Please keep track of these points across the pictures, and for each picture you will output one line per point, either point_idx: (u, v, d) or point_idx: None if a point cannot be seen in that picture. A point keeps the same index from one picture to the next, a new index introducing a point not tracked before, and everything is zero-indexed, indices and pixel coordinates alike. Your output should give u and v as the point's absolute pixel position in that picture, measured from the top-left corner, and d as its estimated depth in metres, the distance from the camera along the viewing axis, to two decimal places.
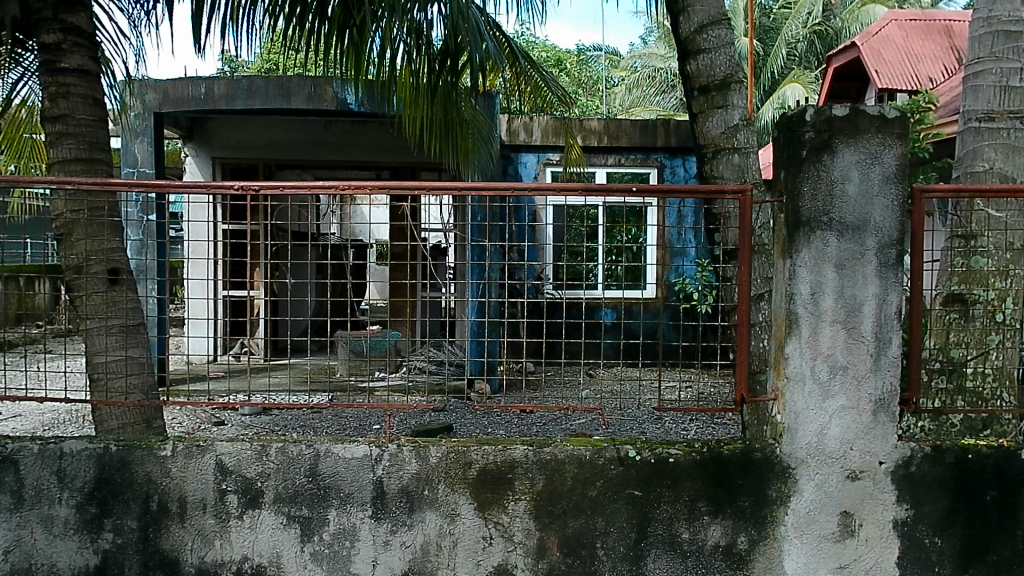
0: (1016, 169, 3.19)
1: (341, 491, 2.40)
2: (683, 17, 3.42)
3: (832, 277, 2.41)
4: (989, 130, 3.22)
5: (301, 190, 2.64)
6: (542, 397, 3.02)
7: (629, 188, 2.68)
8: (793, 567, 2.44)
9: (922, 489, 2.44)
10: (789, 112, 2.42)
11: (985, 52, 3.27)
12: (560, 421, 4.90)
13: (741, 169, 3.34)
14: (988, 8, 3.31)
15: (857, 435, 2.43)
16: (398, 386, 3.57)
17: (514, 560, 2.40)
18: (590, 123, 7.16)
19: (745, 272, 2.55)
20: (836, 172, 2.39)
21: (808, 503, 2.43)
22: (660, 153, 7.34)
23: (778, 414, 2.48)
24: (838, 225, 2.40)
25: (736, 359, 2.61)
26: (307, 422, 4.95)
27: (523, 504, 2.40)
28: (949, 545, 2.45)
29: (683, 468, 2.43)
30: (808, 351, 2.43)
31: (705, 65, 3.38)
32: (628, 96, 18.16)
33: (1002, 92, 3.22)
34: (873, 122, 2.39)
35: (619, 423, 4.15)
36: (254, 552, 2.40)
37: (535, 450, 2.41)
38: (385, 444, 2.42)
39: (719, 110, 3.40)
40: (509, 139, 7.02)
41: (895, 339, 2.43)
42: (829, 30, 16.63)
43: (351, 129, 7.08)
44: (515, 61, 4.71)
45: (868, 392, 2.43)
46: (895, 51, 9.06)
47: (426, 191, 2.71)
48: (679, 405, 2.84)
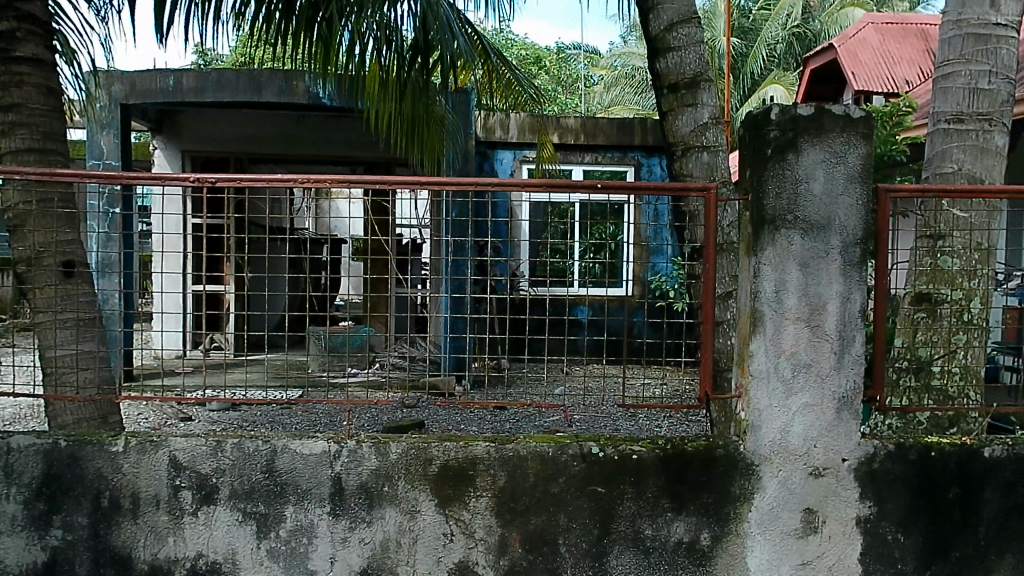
0: (984, 170, 3.24)
1: (299, 488, 2.39)
2: (653, 15, 3.42)
3: (796, 276, 2.43)
4: (958, 132, 3.27)
5: (260, 182, 2.56)
6: (515, 393, 3.03)
7: (594, 185, 2.67)
8: (756, 563, 2.46)
9: (886, 486, 2.47)
10: (753, 111, 2.43)
11: (955, 54, 3.31)
12: (534, 418, 4.86)
13: (710, 168, 3.37)
14: (959, 10, 3.33)
15: (821, 432, 2.45)
16: (370, 382, 3.54)
17: (475, 557, 2.40)
18: (567, 121, 7.16)
19: (710, 270, 2.56)
20: (801, 170, 2.41)
21: (771, 500, 2.46)
22: (638, 152, 7.37)
23: (743, 411, 2.50)
24: (803, 224, 2.42)
25: (701, 356, 2.62)
26: (276, 419, 4.94)
27: (485, 501, 2.40)
28: (911, 542, 2.48)
29: (646, 465, 2.44)
30: (771, 349, 2.45)
31: (675, 63, 3.39)
32: (606, 95, 18.20)
33: (970, 94, 3.26)
34: (837, 121, 2.41)
35: (593, 420, 4.25)
36: (209, 549, 2.39)
37: (497, 446, 2.41)
38: (344, 440, 2.41)
39: (689, 108, 3.42)
40: (485, 135, 7.03)
41: (858, 337, 2.46)
42: (808, 33, 16.76)
43: (323, 124, 7.03)
44: (487, 58, 4.70)
45: (831, 390, 2.45)
46: (871, 54, 9.15)
47: (392, 184, 2.70)
48: (647, 402, 2.86)
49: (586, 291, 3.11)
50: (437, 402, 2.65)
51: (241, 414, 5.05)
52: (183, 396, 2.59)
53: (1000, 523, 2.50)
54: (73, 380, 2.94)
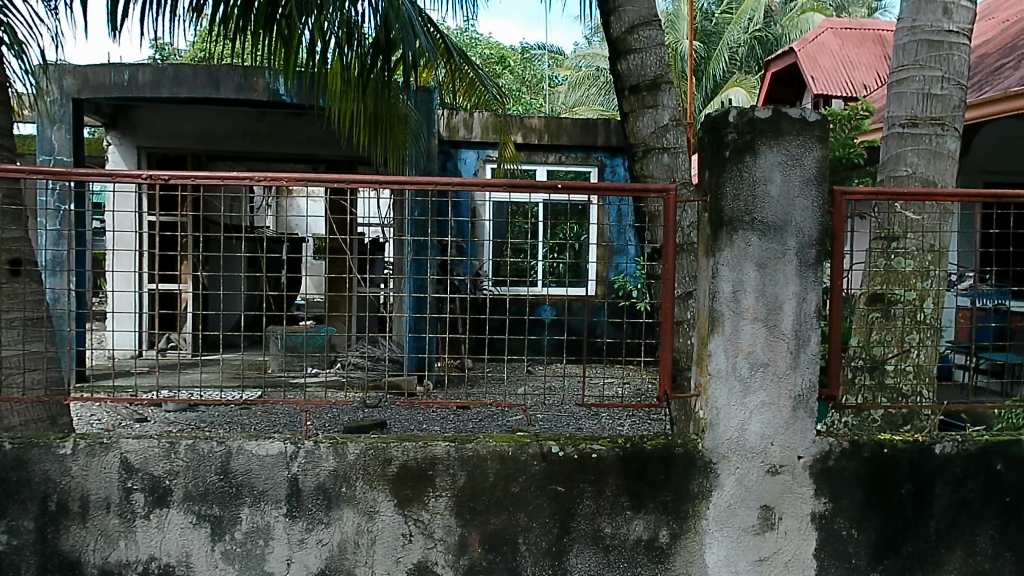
0: (937, 173, 3.33)
1: (254, 489, 2.36)
2: (615, 17, 3.45)
3: (753, 276, 2.46)
4: (912, 136, 3.35)
5: (216, 180, 2.52)
6: (478, 392, 3.04)
7: (555, 185, 2.68)
8: (713, 560, 2.49)
9: (840, 483, 2.52)
10: (712, 113, 2.46)
11: (909, 60, 3.38)
12: (496, 417, 4.85)
13: (670, 169, 3.40)
14: (913, 17, 3.40)
15: (778, 430, 2.49)
16: (331, 382, 3.51)
17: (435, 558, 2.40)
18: (531, 121, 7.18)
19: (669, 271, 2.59)
20: (758, 172, 2.45)
21: (728, 497, 2.49)
22: (601, 152, 7.41)
23: (702, 410, 2.53)
24: (760, 225, 2.46)
25: (661, 355, 2.65)
26: (234, 420, 4.89)
27: (445, 501, 2.40)
28: (865, 537, 2.54)
29: (605, 464, 2.46)
30: (729, 348, 2.49)
31: (636, 65, 3.42)
32: (571, 95, 18.28)
33: (924, 99, 3.33)
34: (794, 125, 2.45)
35: (555, 419, 4.27)
36: (161, 552, 2.35)
37: (456, 446, 2.40)
38: (301, 441, 2.38)
39: (650, 109, 3.45)
40: (448, 135, 7.02)
41: (813, 337, 2.50)
42: (770, 36, 17.01)
43: (284, 122, 6.92)
44: (450, 58, 4.70)
45: (788, 388, 2.49)
46: (830, 59, 9.32)
47: (352, 183, 2.67)
48: (607, 401, 2.88)
49: (549, 291, 3.13)
50: (396, 402, 2.63)
51: (198, 414, 4.98)
52: (134, 397, 2.54)
53: (950, 518, 2.56)
54: (20, 381, 2.88)
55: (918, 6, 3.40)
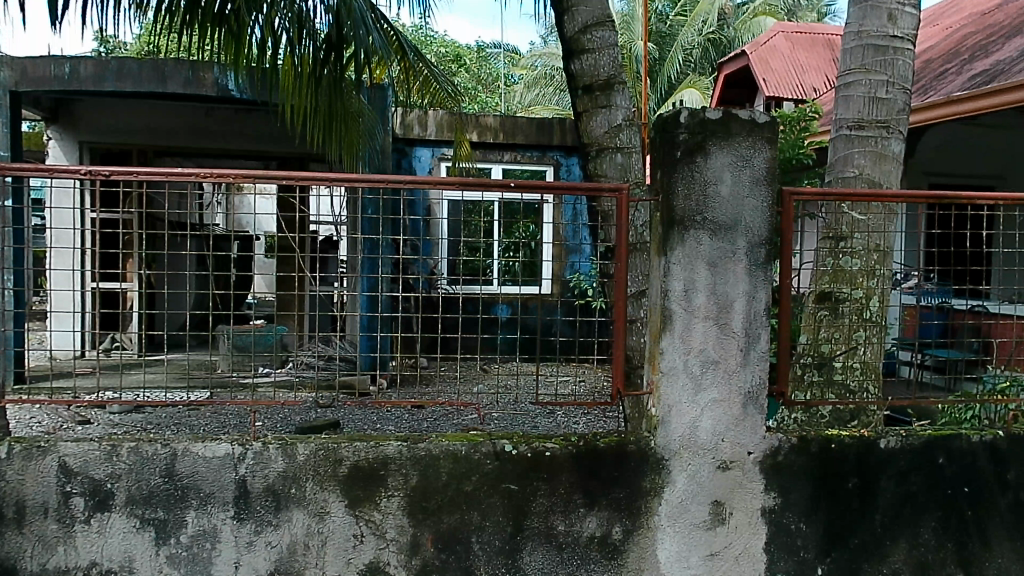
0: (883, 175, 3.41)
1: (200, 491, 2.32)
2: (568, 17, 3.46)
3: (704, 275, 2.50)
4: (859, 138, 3.43)
5: (159, 176, 2.47)
6: (433, 391, 3.02)
7: (508, 184, 2.67)
8: (665, 555, 2.52)
9: (789, 477, 2.57)
10: (663, 114, 2.48)
11: (856, 64, 3.46)
12: (452, 416, 4.84)
13: (624, 169, 3.42)
14: (859, 22, 3.48)
15: (728, 426, 2.53)
16: (283, 382, 3.46)
17: (387, 558, 2.38)
18: (486, 120, 7.18)
19: (622, 269, 2.61)
20: (709, 172, 2.48)
21: (680, 493, 2.52)
22: (556, 152, 7.43)
23: (654, 407, 2.55)
24: (711, 224, 2.49)
25: (614, 353, 2.67)
26: (182, 421, 4.80)
27: (397, 501, 2.38)
28: (813, 530, 2.59)
29: (559, 462, 2.46)
30: (680, 346, 2.52)
31: (590, 65, 3.43)
32: (527, 95, 18.30)
33: (870, 103, 3.41)
34: (744, 126, 2.48)
35: (511, 418, 4.28)
36: (102, 557, 2.30)
37: (409, 446, 2.39)
38: (249, 442, 2.34)
39: (603, 109, 3.47)
40: (403, 132, 6.98)
41: (763, 334, 2.54)
42: (723, 39, 17.26)
43: (234, 117, 6.80)
44: (404, 55, 4.69)
45: (738, 385, 2.53)
46: (781, 62, 9.50)
47: (302, 181, 2.63)
48: (561, 400, 2.88)
49: (505, 290, 3.12)
50: (348, 403, 2.60)
51: (144, 416, 4.87)
52: (73, 399, 2.48)
53: (895, 510, 2.63)
54: None
55: (864, 12, 3.47)
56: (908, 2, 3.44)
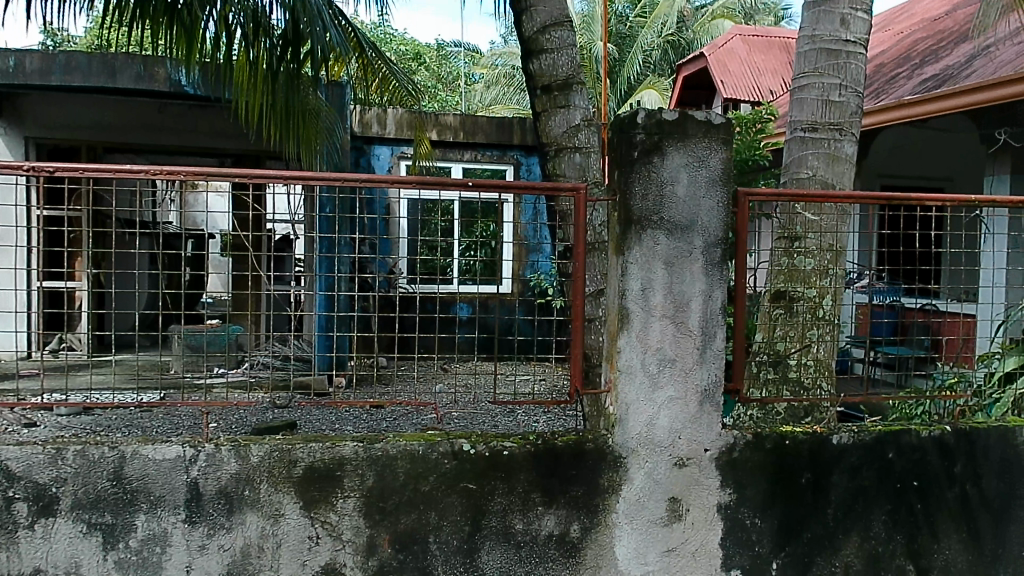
0: (836, 176, 3.48)
1: (150, 495, 2.27)
2: (526, 17, 3.47)
3: (661, 274, 2.52)
4: (812, 140, 3.49)
5: (107, 172, 2.41)
6: (391, 391, 3.01)
7: (466, 183, 2.66)
8: (623, 553, 2.54)
9: (744, 474, 2.61)
10: (620, 114, 2.50)
11: (810, 67, 3.52)
12: (411, 416, 4.81)
13: (582, 169, 3.44)
14: (813, 26, 3.54)
15: (685, 424, 2.55)
16: (239, 383, 3.41)
17: (343, 559, 2.36)
18: (445, 118, 7.16)
19: (580, 268, 2.62)
20: (665, 173, 2.51)
21: (637, 490, 2.54)
22: (516, 151, 7.44)
23: (611, 405, 2.57)
24: (667, 224, 2.52)
25: (572, 352, 2.68)
26: (133, 423, 4.71)
27: (353, 502, 2.36)
28: (768, 525, 2.63)
29: (517, 460, 2.47)
30: (638, 344, 2.54)
31: (548, 65, 3.45)
32: (487, 94, 18.29)
33: (823, 105, 3.48)
34: (700, 127, 2.51)
35: (470, 417, 4.28)
36: (47, 563, 2.24)
37: (365, 446, 2.37)
38: (201, 444, 2.30)
39: (561, 109, 3.49)
40: (361, 130, 6.93)
41: (719, 333, 2.57)
42: (681, 41, 17.42)
43: (188, 113, 6.66)
44: (362, 52, 4.66)
45: (694, 383, 2.56)
46: (738, 64, 9.63)
47: (257, 178, 2.58)
48: (520, 399, 2.89)
49: (465, 289, 3.11)
50: (303, 403, 2.57)
51: (94, 418, 4.75)
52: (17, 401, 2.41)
53: (847, 505, 2.68)
54: None
55: (818, 17, 3.54)
56: (860, 7, 3.51)
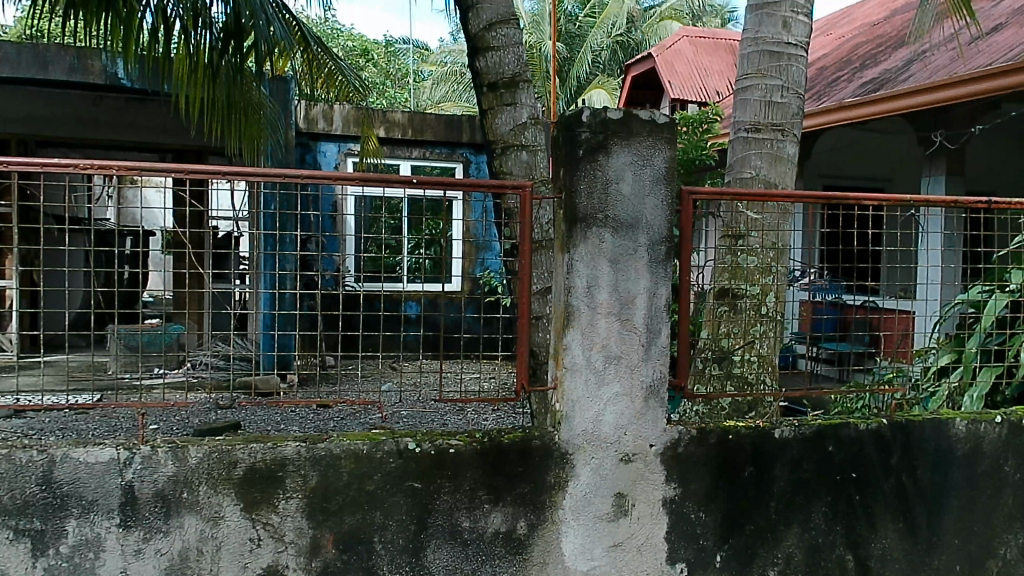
0: (778, 176, 3.56)
1: (82, 499, 2.21)
2: (472, 14, 3.47)
3: (607, 272, 2.54)
4: (755, 140, 3.56)
5: (35, 166, 2.32)
6: (336, 390, 2.97)
7: (410, 179, 2.64)
8: (570, 549, 2.55)
9: (689, 469, 2.65)
10: (566, 113, 2.52)
11: (753, 69, 3.59)
12: (358, 416, 4.78)
13: (529, 166, 3.46)
14: (755, 29, 3.61)
15: (631, 420, 2.58)
16: (179, 384, 3.34)
17: (285, 560, 2.32)
18: (393, 115, 7.11)
19: (526, 266, 2.63)
20: (610, 171, 2.53)
21: (584, 486, 2.56)
22: (465, 149, 7.43)
23: (558, 402, 2.58)
24: (613, 222, 2.54)
25: (518, 350, 2.69)
26: (68, 426, 4.58)
27: (295, 503, 2.33)
28: (712, 518, 2.68)
29: (463, 458, 2.46)
30: (584, 341, 2.55)
31: (495, 62, 3.44)
32: (437, 91, 18.23)
33: (766, 107, 3.55)
34: (644, 126, 2.54)
35: (418, 416, 4.27)
36: None
37: (308, 446, 2.34)
38: (136, 445, 2.25)
39: (508, 107, 3.49)
40: (307, 127, 6.84)
41: (663, 329, 2.61)
42: (631, 41, 17.57)
43: (127, 107, 6.41)
44: (307, 46, 4.59)
45: (640, 379, 2.59)
46: (685, 65, 9.78)
47: (196, 174, 2.52)
48: (468, 397, 2.88)
49: (417, 286, 3.00)
50: (244, 403, 2.52)
51: (26, 422, 4.61)
52: None
53: (788, 497, 2.74)
54: None
55: (760, 19, 3.61)
56: (801, 11, 3.59)
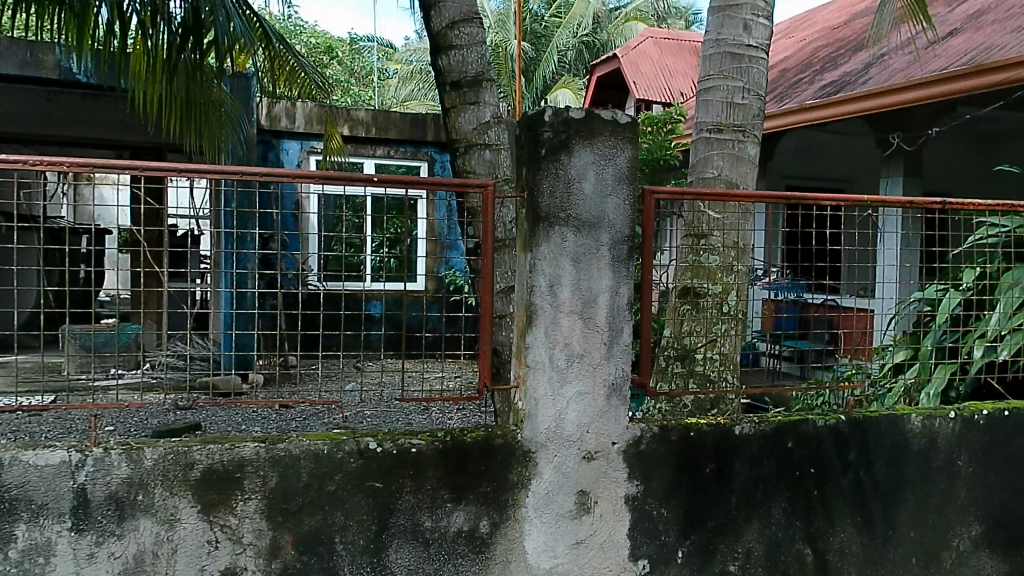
0: (739, 176, 3.60)
1: (32, 503, 2.16)
2: (435, 12, 3.46)
3: (569, 271, 2.56)
4: (717, 141, 3.61)
5: None
6: (299, 391, 2.94)
7: (371, 178, 2.62)
8: (532, 547, 2.56)
9: (650, 465, 2.68)
10: (528, 112, 2.52)
11: (715, 70, 3.63)
12: (321, 416, 4.75)
13: (492, 165, 3.46)
14: (717, 30, 3.65)
15: (593, 418, 2.60)
16: (137, 386, 3.29)
17: (244, 562, 2.30)
18: (357, 114, 7.07)
19: (488, 264, 2.63)
20: (573, 170, 2.54)
21: (546, 485, 2.57)
22: (430, 148, 7.41)
23: (520, 401, 2.59)
24: (575, 221, 2.55)
25: (481, 349, 2.69)
26: (20, 429, 4.48)
27: (254, 504, 2.31)
28: (673, 515, 2.71)
29: (425, 457, 2.46)
30: (546, 340, 2.56)
31: (457, 61, 3.44)
32: (402, 89, 18.13)
33: (727, 108, 3.60)
34: (606, 126, 2.56)
35: (382, 416, 4.25)
36: None
37: (267, 446, 2.31)
38: (88, 448, 2.21)
39: (471, 106, 3.49)
40: (269, 124, 6.77)
41: (626, 328, 2.63)
42: (596, 42, 17.64)
43: (82, 103, 6.29)
44: (268, 43, 4.54)
45: (602, 377, 2.60)
46: (650, 66, 9.86)
47: (152, 171, 2.47)
48: (431, 397, 2.88)
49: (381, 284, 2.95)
50: (201, 404, 2.49)
51: None
52: None
53: (748, 493, 2.78)
54: None
55: (722, 21, 3.65)
56: (761, 14, 3.64)
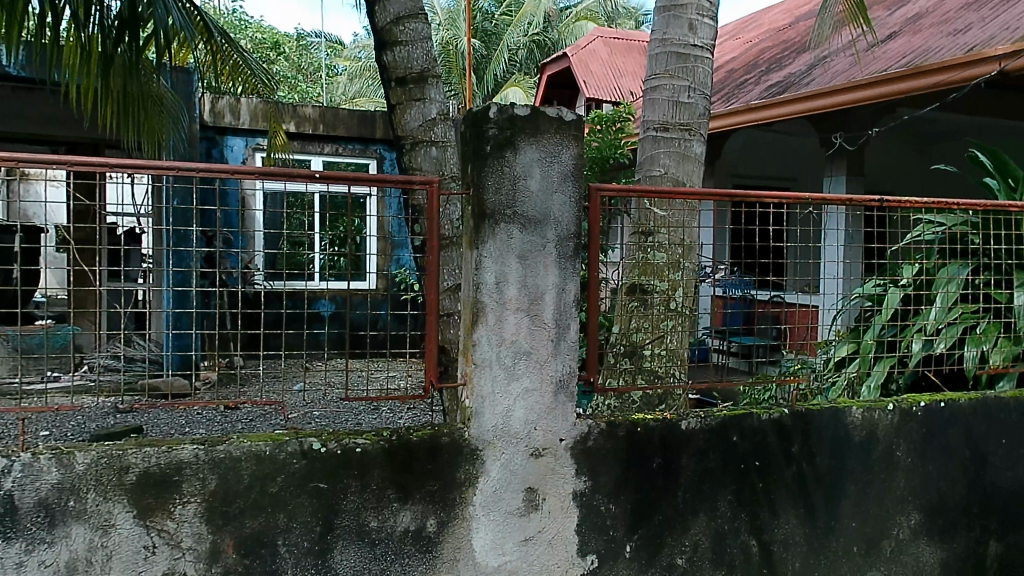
0: (685, 174, 3.65)
1: None
2: (379, 7, 3.43)
3: (516, 268, 2.56)
4: (664, 139, 3.65)
5: None
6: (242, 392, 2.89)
7: (313, 174, 2.59)
8: (480, 544, 2.56)
9: (598, 461, 2.70)
10: (473, 109, 2.52)
11: (662, 69, 3.67)
12: (268, 417, 4.69)
13: (438, 162, 3.45)
14: (664, 30, 3.70)
15: (540, 415, 2.60)
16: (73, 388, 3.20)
17: (183, 567, 2.25)
18: (304, 110, 6.97)
19: (434, 262, 2.62)
20: (519, 167, 2.54)
21: (494, 482, 2.57)
22: (379, 145, 7.35)
23: (468, 399, 2.58)
24: (521, 218, 2.55)
25: (428, 347, 2.68)
26: None
27: (193, 508, 2.26)
28: (621, 510, 2.73)
29: (371, 457, 2.44)
30: (494, 337, 2.56)
31: (402, 57, 3.42)
32: (352, 86, 17.94)
33: (673, 107, 3.64)
34: (551, 123, 2.57)
35: (329, 417, 4.21)
36: None
37: (206, 449, 2.27)
38: (16, 453, 2.14)
39: (417, 102, 3.47)
40: (212, 120, 6.64)
41: (572, 324, 2.65)
42: (547, 41, 17.66)
43: (11, 95, 6.08)
44: (210, 37, 4.44)
45: (550, 374, 2.61)
46: (599, 64, 9.94)
47: (85, 165, 2.40)
48: (378, 396, 2.85)
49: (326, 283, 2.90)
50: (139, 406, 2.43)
51: None
52: None
53: (694, 486, 2.83)
54: None
55: (668, 21, 3.70)
56: (706, 14, 3.70)
